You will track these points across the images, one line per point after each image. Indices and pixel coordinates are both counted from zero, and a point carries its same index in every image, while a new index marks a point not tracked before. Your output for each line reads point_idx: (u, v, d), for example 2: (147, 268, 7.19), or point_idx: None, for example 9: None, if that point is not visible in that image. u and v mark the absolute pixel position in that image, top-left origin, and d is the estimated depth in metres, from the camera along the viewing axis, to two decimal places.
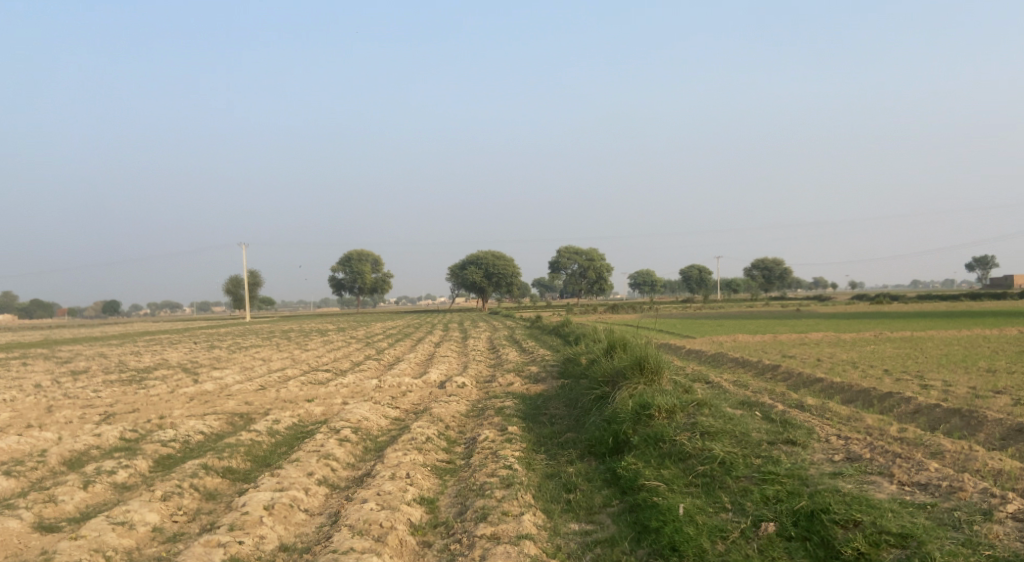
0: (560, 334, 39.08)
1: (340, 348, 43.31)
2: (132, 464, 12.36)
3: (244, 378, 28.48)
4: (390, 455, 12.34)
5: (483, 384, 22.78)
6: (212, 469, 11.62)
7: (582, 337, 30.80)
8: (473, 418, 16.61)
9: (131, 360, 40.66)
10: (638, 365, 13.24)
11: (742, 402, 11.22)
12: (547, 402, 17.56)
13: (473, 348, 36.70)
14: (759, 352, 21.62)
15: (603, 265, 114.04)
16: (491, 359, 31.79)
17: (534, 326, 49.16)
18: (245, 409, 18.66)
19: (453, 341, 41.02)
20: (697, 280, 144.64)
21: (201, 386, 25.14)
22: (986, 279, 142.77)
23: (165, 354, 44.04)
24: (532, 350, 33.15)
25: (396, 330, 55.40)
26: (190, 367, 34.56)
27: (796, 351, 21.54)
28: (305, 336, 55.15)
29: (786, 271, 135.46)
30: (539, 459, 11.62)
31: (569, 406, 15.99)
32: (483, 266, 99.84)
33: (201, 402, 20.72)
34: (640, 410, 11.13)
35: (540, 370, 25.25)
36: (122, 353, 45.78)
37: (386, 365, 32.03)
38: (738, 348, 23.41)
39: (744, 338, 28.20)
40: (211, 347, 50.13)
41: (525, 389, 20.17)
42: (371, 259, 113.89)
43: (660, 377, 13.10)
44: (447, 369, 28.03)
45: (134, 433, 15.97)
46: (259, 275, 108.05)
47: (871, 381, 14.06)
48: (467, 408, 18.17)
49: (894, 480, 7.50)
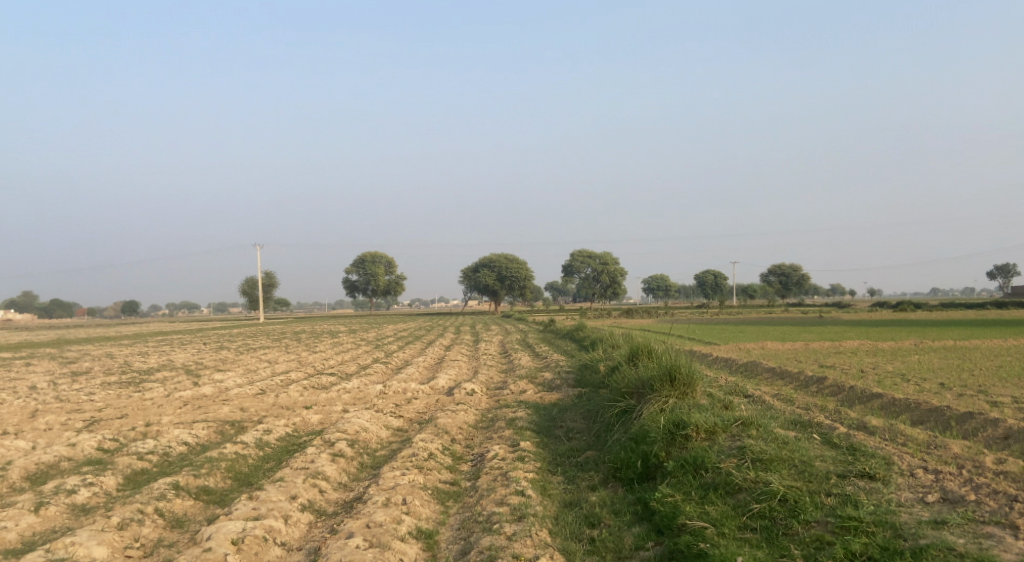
0: (576, 338, 37.52)
1: (350, 350, 42.03)
2: (97, 481, 10.96)
3: (245, 381, 27.18)
4: (387, 475, 10.86)
5: (494, 391, 21.33)
6: (184, 489, 10.21)
7: (600, 342, 29.35)
8: (483, 430, 15.11)
9: (135, 360, 39.54)
10: (668, 374, 11.72)
11: (792, 421, 9.71)
12: (564, 413, 16.07)
13: (486, 352, 35.23)
14: (792, 360, 20.03)
15: (618, 269, 112.49)
16: (503, 364, 30.32)
17: (548, 330, 47.67)
18: (238, 416, 17.26)
19: (465, 345, 39.62)
20: (713, 287, 143.10)
21: (198, 390, 23.82)
22: (1007, 288, 140.69)
23: (171, 355, 42.92)
24: (547, 355, 31.65)
25: (408, 333, 54.21)
26: (192, 369, 33.33)
27: (832, 360, 19.93)
28: (315, 338, 53.84)
29: (804, 277, 133.28)
30: (556, 482, 10.13)
31: (589, 419, 14.48)
32: (497, 269, 98.54)
33: (193, 408, 19.35)
34: (675, 428, 9.63)
35: (554, 376, 23.77)
36: (128, 354, 44.65)
37: (394, 368, 30.67)
38: (769, 356, 21.80)
39: (772, 346, 26.56)
40: (219, 348, 49.01)
41: (540, 398, 18.69)
42: (385, 261, 112.91)
43: (693, 390, 11.59)
44: (457, 373, 26.65)
45: (114, 442, 14.64)
46: (273, 275, 107.10)
47: (931, 396, 12.47)
48: (476, 418, 16.71)
49: (1018, 534, 6.09)
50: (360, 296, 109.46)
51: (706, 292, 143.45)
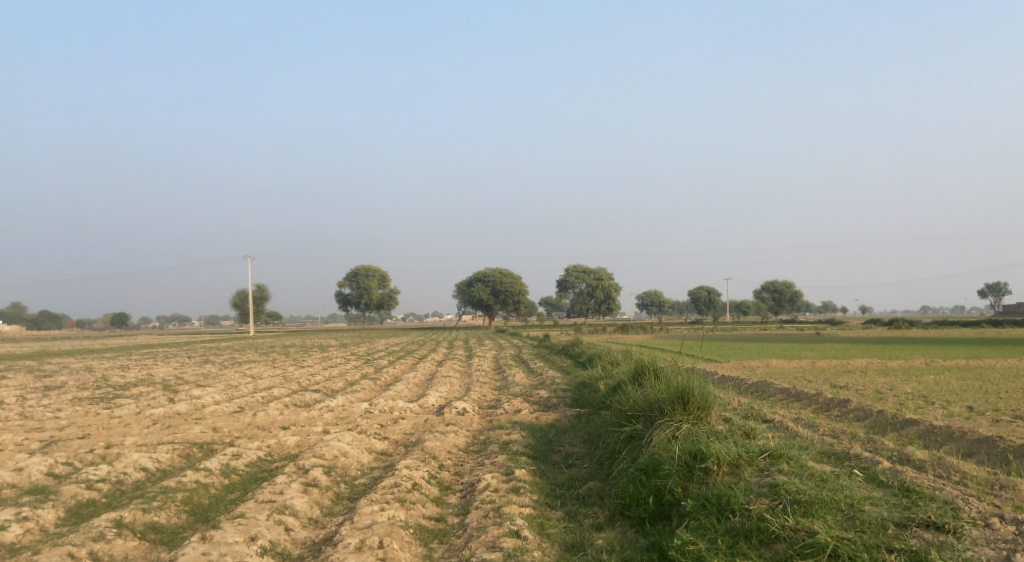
0: (572, 354, 36.29)
1: (338, 365, 40.65)
2: (33, 515, 9.70)
3: (225, 398, 25.79)
4: (363, 509, 9.59)
5: (486, 410, 20.06)
6: (129, 528, 8.97)
7: (597, 359, 28.10)
8: (474, 455, 13.85)
9: (114, 374, 38.00)
10: (679, 397, 10.53)
11: (825, 453, 8.52)
12: (562, 437, 14.83)
13: (478, 368, 33.90)
14: (804, 381, 18.83)
15: (613, 285, 111.45)
16: (496, 381, 29.08)
17: (542, 346, 46.44)
18: (208, 438, 15.96)
19: (458, 360, 38.32)
20: (707, 302, 142.37)
21: (173, 407, 22.47)
22: (999, 307, 140.48)
23: (153, 369, 41.37)
24: (542, 371, 30.44)
25: (400, 347, 52.92)
26: (172, 384, 31.88)
27: (845, 381, 18.77)
28: (304, 352, 52.48)
29: (799, 294, 132.57)
30: (554, 519, 8.92)
31: (590, 444, 13.23)
32: (491, 283, 97.38)
33: (162, 427, 17.99)
34: (691, 460, 8.44)
35: (550, 395, 22.53)
36: (108, 368, 43.05)
37: (383, 385, 29.37)
38: (777, 375, 20.60)
39: (778, 364, 25.40)
40: (204, 362, 47.53)
41: (535, 419, 17.43)
42: (378, 275, 111.62)
43: (710, 413, 10.39)
44: (447, 390, 25.38)
45: (68, 466, 13.34)
46: (264, 289, 105.57)
47: (970, 422, 11.29)
48: (466, 440, 15.46)
49: None
50: (353, 309, 108.12)
51: (699, 308, 142.70)
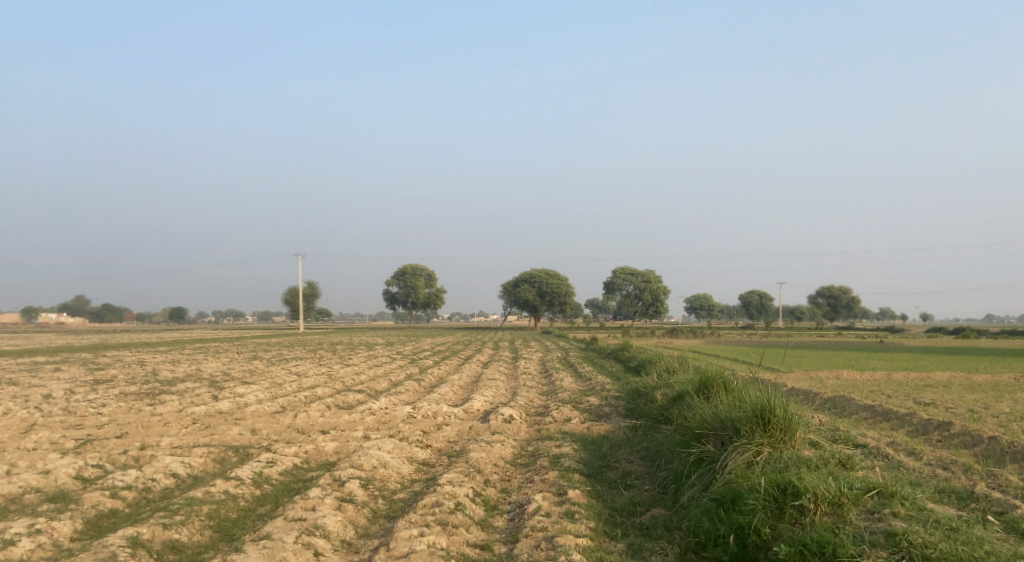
0: (622, 359, 34.96)
1: (383, 364, 39.96)
2: (47, 528, 8.92)
3: (267, 396, 25.13)
4: (401, 534, 8.60)
5: (535, 418, 18.98)
6: (145, 548, 8.12)
7: (649, 366, 26.79)
8: (523, 469, 12.77)
9: (162, 369, 37.73)
10: (758, 416, 9.30)
11: (942, 491, 7.52)
12: (617, 452, 13.67)
13: (525, 371, 32.84)
14: (879, 396, 17.34)
15: (661, 287, 109.38)
16: (544, 385, 27.95)
17: (590, 349, 45.16)
18: (245, 441, 15.17)
19: (504, 362, 37.28)
20: (757, 307, 139.24)
21: (214, 405, 21.81)
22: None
23: (200, 364, 41.15)
24: (591, 376, 29.25)
25: (445, 347, 52.21)
26: (216, 380, 31.38)
27: (927, 398, 17.20)
28: (351, 351, 52.03)
29: (855, 300, 128.69)
30: (615, 554, 7.84)
31: (652, 463, 12.08)
32: (538, 284, 96.29)
33: (200, 427, 17.27)
34: (780, 494, 7.29)
35: (601, 402, 21.37)
36: (157, 362, 42.98)
37: (427, 387, 28.49)
38: (848, 389, 19.10)
39: (846, 376, 23.80)
40: (252, 358, 47.24)
41: (586, 430, 16.30)
42: (426, 274, 111.38)
43: (795, 436, 9.13)
44: (493, 394, 24.38)
45: (98, 469, 12.63)
46: (315, 286, 106.07)
47: None
48: (514, 452, 14.40)
49: None
50: (400, 308, 108.10)
51: (750, 313, 139.34)
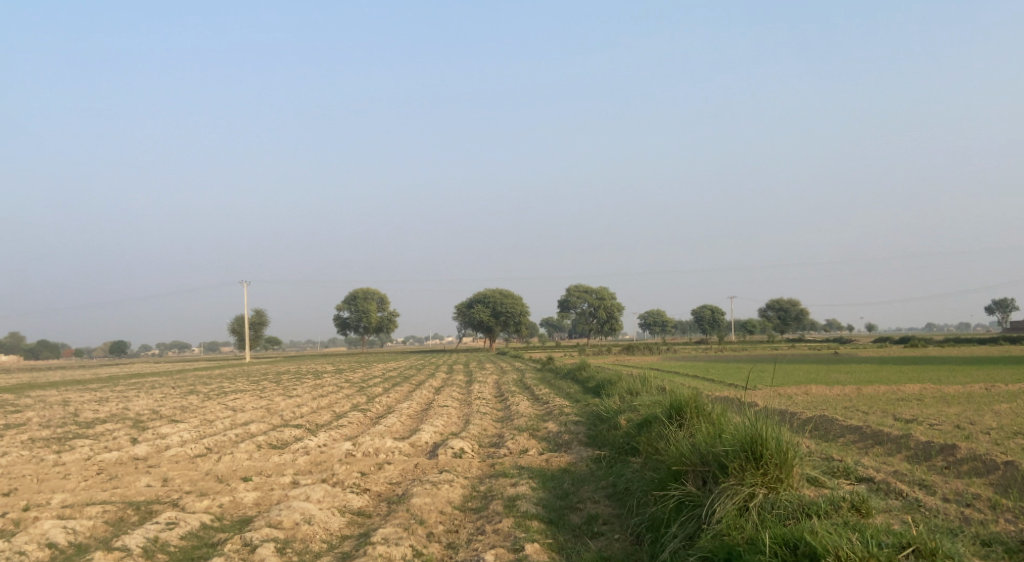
0: (579, 379, 33.41)
1: (329, 394, 37.76)
2: None
3: (195, 436, 22.91)
4: None
5: (487, 449, 17.30)
6: None
7: (608, 387, 25.32)
8: (473, 516, 11.06)
9: (87, 409, 34.98)
10: (748, 449, 7.77)
11: (986, 544, 6.12)
12: (580, 491, 12.06)
13: (478, 395, 31.13)
14: (857, 413, 16.05)
15: (614, 304, 108.68)
16: (498, 411, 26.22)
17: (546, 369, 43.62)
18: (151, 495, 13.17)
19: (456, 387, 35.52)
20: (710, 321, 139.62)
21: (130, 450, 19.56)
22: (1003, 324, 137.91)
23: (131, 401, 38.36)
24: (548, 399, 27.71)
25: (396, 373, 50.15)
26: (143, 420, 28.89)
27: (906, 413, 16.00)
28: (297, 381, 49.60)
29: (804, 311, 129.86)
30: None
31: (622, 506, 10.48)
32: (491, 305, 94.69)
33: (104, 479, 15.16)
34: (791, 556, 5.84)
35: (560, 428, 19.77)
36: (83, 401, 39.98)
37: (373, 418, 26.57)
38: (821, 405, 17.81)
39: (813, 391, 22.66)
40: (188, 393, 44.48)
41: (544, 463, 14.66)
42: (377, 298, 108.91)
43: (792, 472, 7.61)
44: (444, 423, 22.65)
45: None
46: (262, 314, 102.65)
47: None
48: (463, 493, 12.69)
49: None
50: (352, 334, 105.31)
51: (703, 327, 139.40)
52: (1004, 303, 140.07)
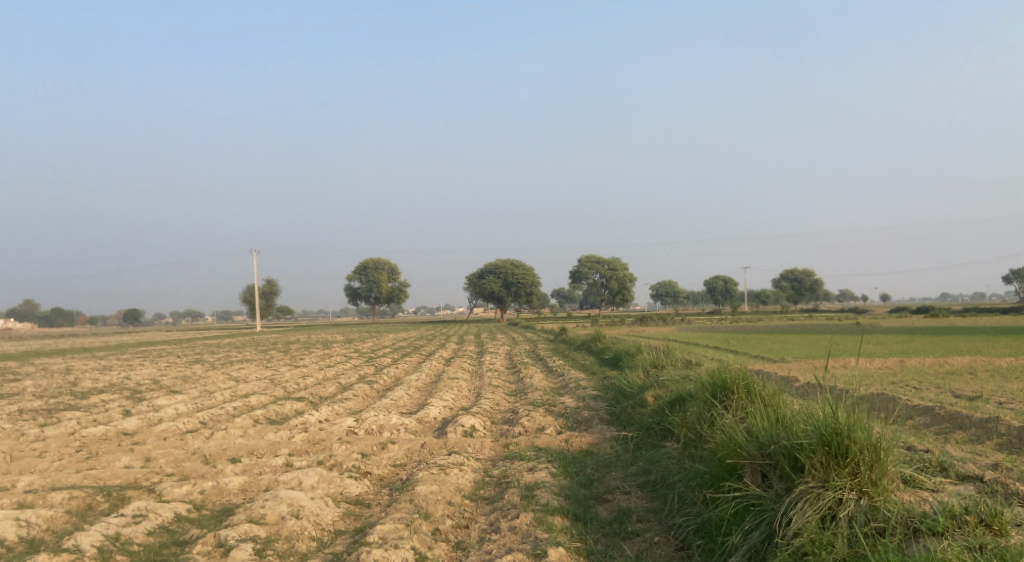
0: (595, 351, 31.88)
1: (336, 365, 36.47)
2: None
3: (191, 408, 21.61)
4: None
5: (501, 427, 15.89)
6: None
7: (628, 360, 23.81)
8: (486, 509, 9.64)
9: (87, 378, 33.81)
10: (831, 442, 6.36)
11: None
12: (607, 479, 10.59)
13: (491, 366, 29.73)
14: (912, 389, 14.50)
15: (627, 275, 106.94)
16: (511, 384, 24.76)
17: (559, 340, 42.17)
18: (128, 478, 11.82)
19: (468, 358, 34.14)
20: (723, 292, 137.54)
21: (119, 424, 18.24)
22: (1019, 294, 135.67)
23: (132, 371, 37.14)
24: (563, 371, 26.32)
25: (406, 343, 48.80)
26: (141, 390, 27.66)
27: (965, 390, 14.42)
28: (305, 350, 48.39)
29: (818, 282, 127.74)
30: None
31: (659, 501, 9.01)
32: (502, 275, 93.11)
33: (83, 458, 13.83)
34: None
35: (579, 403, 18.36)
36: (86, 369, 38.84)
37: (380, 390, 25.22)
38: (867, 380, 16.26)
39: (849, 363, 21.09)
40: (193, 361, 43.29)
41: (565, 443, 13.21)
42: (388, 268, 107.61)
43: (886, 473, 6.25)
44: (454, 396, 21.29)
45: None
46: (273, 283, 101.50)
47: None
48: (474, 479, 11.26)
49: None
50: (363, 304, 104.11)
51: (716, 299, 137.23)
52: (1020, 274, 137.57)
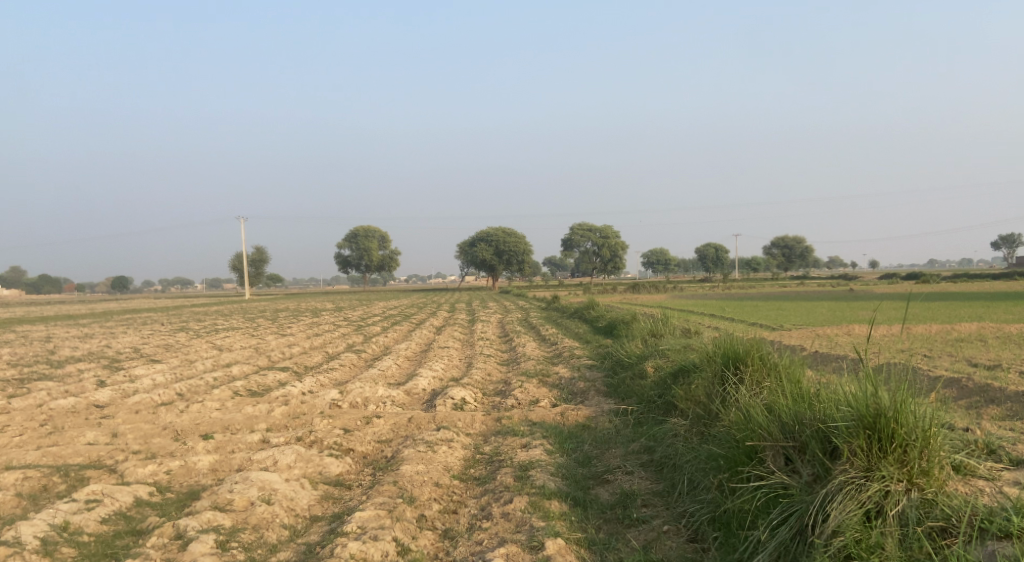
0: (588, 319, 31.07)
1: (324, 333, 35.58)
2: None
3: (168, 379, 20.69)
4: None
5: (493, 399, 15.08)
6: None
7: (625, 328, 22.99)
8: (476, 492, 8.82)
9: (66, 346, 32.78)
10: (876, 428, 5.96)
11: None
12: (608, 457, 9.77)
13: (482, 335, 28.90)
14: (926, 358, 13.73)
15: (619, 242, 106.07)
16: (503, 353, 23.95)
17: (551, 307, 41.40)
18: (91, 456, 10.95)
19: (459, 326, 33.26)
20: (715, 259, 136.93)
21: (91, 396, 17.33)
22: (1010, 261, 135.59)
23: (114, 339, 36.13)
24: (556, 340, 25.51)
25: (396, 311, 47.86)
26: (119, 360, 26.70)
27: (982, 358, 13.66)
28: (293, 318, 47.38)
29: (810, 249, 127.24)
30: None
31: (666, 482, 8.26)
32: (493, 242, 92.07)
33: (46, 433, 12.95)
34: None
35: (574, 373, 17.56)
36: (66, 338, 37.78)
37: (367, 360, 24.38)
38: (876, 349, 15.51)
39: (853, 331, 20.33)
40: (178, 330, 42.26)
41: (562, 417, 12.38)
42: (378, 235, 106.32)
43: (937, 460, 5.86)
44: (444, 366, 20.46)
45: None
46: (262, 251, 100.10)
47: None
48: (463, 458, 10.41)
49: None
50: (353, 271, 102.95)
51: (707, 266, 136.58)
52: (1010, 241, 137.46)
